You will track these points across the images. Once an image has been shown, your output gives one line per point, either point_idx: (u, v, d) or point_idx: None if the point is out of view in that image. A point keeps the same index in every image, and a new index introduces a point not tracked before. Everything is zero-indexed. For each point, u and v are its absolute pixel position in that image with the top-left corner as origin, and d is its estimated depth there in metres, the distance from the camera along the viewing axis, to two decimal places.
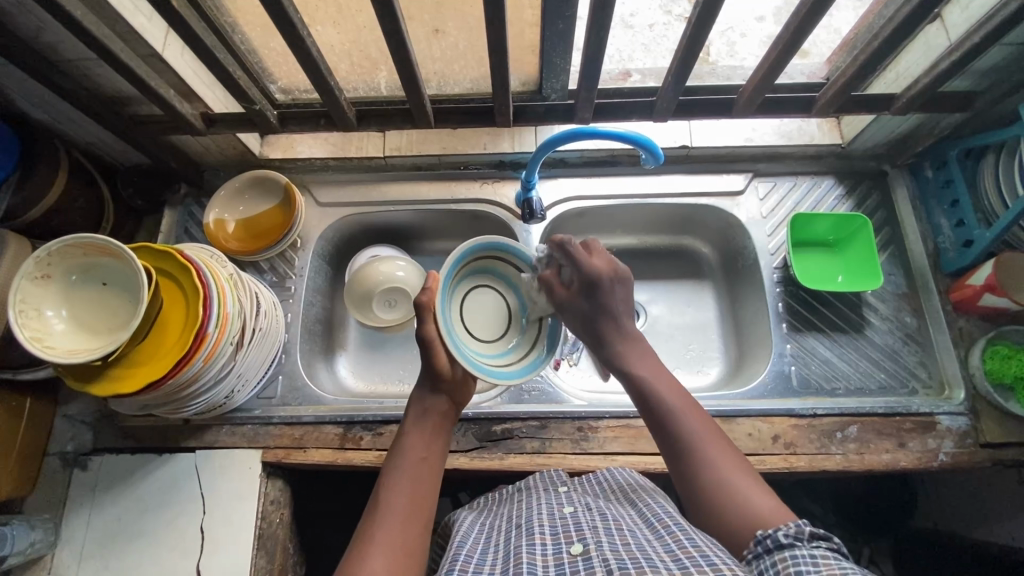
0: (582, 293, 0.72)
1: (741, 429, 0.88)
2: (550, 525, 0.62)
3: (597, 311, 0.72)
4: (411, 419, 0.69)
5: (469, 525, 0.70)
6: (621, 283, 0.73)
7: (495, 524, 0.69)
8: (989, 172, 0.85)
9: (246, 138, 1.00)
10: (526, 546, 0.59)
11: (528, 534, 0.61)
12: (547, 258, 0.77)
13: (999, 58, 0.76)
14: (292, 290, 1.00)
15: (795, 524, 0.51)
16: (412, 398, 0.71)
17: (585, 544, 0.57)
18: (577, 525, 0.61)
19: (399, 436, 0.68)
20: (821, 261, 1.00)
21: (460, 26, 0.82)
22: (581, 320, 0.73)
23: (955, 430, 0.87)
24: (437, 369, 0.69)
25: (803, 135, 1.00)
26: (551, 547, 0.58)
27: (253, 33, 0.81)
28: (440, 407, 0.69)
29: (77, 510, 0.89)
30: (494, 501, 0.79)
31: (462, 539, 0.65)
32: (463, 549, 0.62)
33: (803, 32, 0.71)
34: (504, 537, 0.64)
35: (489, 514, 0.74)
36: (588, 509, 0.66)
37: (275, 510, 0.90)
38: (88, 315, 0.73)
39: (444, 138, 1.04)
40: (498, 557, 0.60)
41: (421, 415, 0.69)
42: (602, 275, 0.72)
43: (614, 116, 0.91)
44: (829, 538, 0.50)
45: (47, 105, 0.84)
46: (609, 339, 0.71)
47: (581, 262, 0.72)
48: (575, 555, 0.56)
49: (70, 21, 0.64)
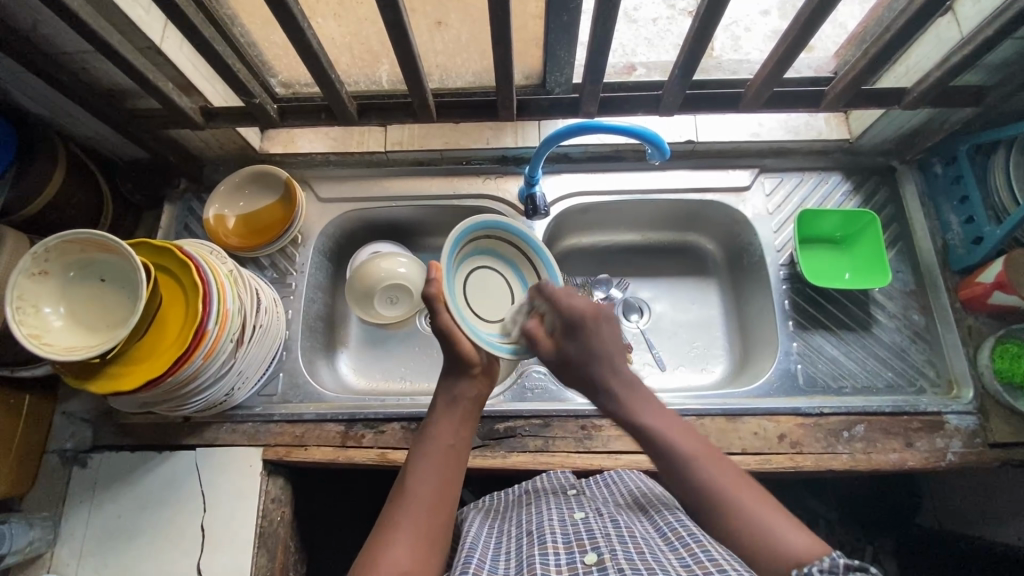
0: (567, 339, 0.71)
1: (746, 428, 0.87)
2: (563, 533, 0.62)
3: (587, 357, 0.71)
4: (440, 405, 0.70)
5: (478, 527, 0.70)
6: (604, 321, 0.72)
7: (505, 529, 0.69)
8: (999, 168, 0.84)
9: (246, 133, 0.99)
10: (540, 555, 0.59)
11: (540, 542, 0.61)
12: (527, 308, 0.76)
13: (1012, 51, 0.75)
14: (292, 286, 0.99)
15: (831, 558, 0.52)
16: (442, 384, 0.72)
17: (599, 553, 0.57)
18: (590, 533, 0.61)
19: (427, 421, 0.70)
20: (828, 258, 0.99)
21: (463, 18, 0.81)
22: (574, 369, 0.71)
23: (963, 429, 0.86)
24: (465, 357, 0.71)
25: (811, 130, 0.99)
26: (565, 558, 0.58)
27: (253, 25, 0.79)
28: (470, 396, 0.71)
29: (77, 508, 0.88)
30: (502, 504, 0.79)
31: (473, 543, 0.65)
32: (475, 554, 0.61)
33: (813, 24, 0.70)
34: (515, 543, 0.64)
35: (497, 517, 0.74)
36: (599, 514, 0.66)
37: (276, 508, 0.89)
38: (85, 311, 0.72)
39: (446, 133, 1.03)
40: (511, 566, 0.59)
41: (451, 403, 0.70)
42: (585, 315, 0.71)
43: (619, 110, 0.89)
44: (866, 568, 0.51)
45: (44, 99, 0.83)
46: (606, 386, 0.70)
47: (562, 304, 0.72)
48: (589, 564, 0.56)
49: (65, 13, 0.63)
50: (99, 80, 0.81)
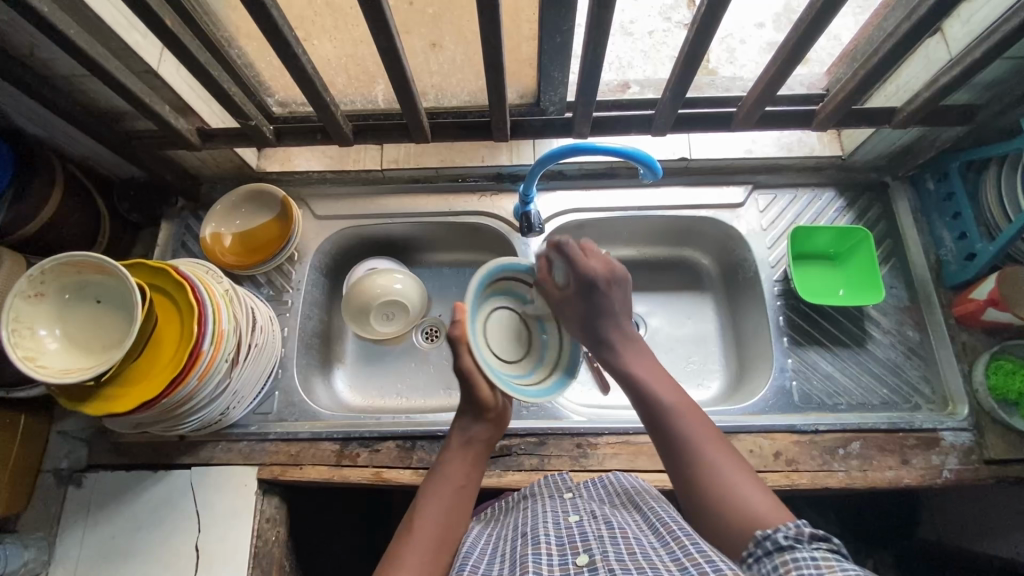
0: (584, 296, 0.74)
1: (742, 446, 0.86)
2: (556, 535, 0.62)
3: (594, 313, 0.74)
4: (455, 444, 0.73)
5: (476, 535, 0.69)
6: (619, 286, 0.76)
7: (502, 534, 0.69)
8: (990, 185, 0.85)
9: (242, 151, 1.00)
10: (532, 555, 0.59)
11: (533, 544, 0.61)
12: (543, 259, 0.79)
13: (1000, 71, 0.76)
14: (288, 303, 1.00)
15: (796, 525, 0.51)
16: (456, 424, 0.75)
17: (591, 554, 0.56)
18: (583, 536, 0.61)
19: (441, 459, 0.72)
20: (822, 273, 0.99)
21: (458, 41, 0.82)
22: (576, 320, 0.75)
23: (958, 446, 0.86)
24: (482, 399, 0.73)
25: (804, 147, 1.00)
26: (557, 558, 0.58)
27: (249, 47, 0.80)
28: (485, 437, 0.74)
29: (71, 529, 0.88)
30: (501, 511, 0.79)
31: (468, 547, 0.65)
32: (470, 560, 0.61)
33: (803, 46, 0.70)
34: (510, 545, 0.63)
35: (496, 524, 0.74)
36: (594, 516, 0.66)
37: (271, 528, 0.89)
38: (81, 333, 0.73)
39: (441, 151, 1.04)
40: (504, 565, 0.59)
41: (465, 443, 0.73)
42: (600, 279, 0.74)
43: (613, 130, 0.90)
44: (830, 539, 0.49)
45: (42, 120, 0.83)
46: (612, 344, 0.73)
47: (579, 263, 0.75)
48: (580, 565, 0.55)
49: (64, 40, 0.63)
50: (97, 102, 0.82)
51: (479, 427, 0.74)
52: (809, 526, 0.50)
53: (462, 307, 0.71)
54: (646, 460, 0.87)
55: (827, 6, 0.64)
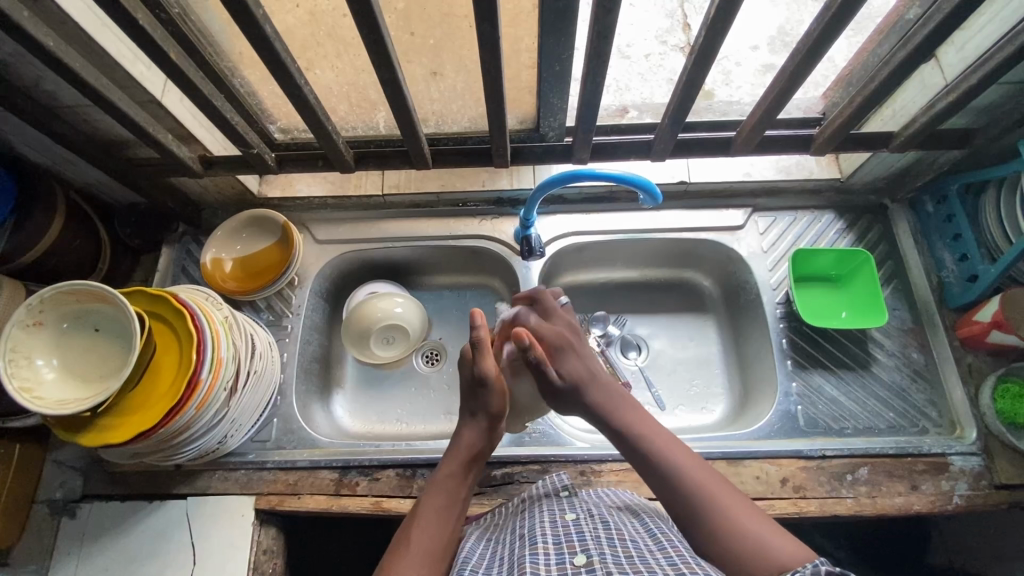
0: (563, 359, 0.75)
1: (748, 472, 0.85)
2: (553, 535, 0.60)
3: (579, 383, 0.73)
4: (454, 451, 0.70)
5: (473, 541, 0.67)
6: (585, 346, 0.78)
7: (499, 537, 0.66)
8: (991, 208, 0.85)
9: (245, 178, 1.00)
10: (529, 556, 0.57)
11: (531, 545, 0.59)
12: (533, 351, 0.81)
13: (997, 96, 0.76)
14: (288, 328, 0.99)
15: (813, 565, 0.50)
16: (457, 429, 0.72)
17: (589, 555, 0.55)
18: (580, 535, 0.59)
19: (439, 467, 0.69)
20: (822, 296, 0.99)
21: (459, 69, 0.83)
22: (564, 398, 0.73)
23: (969, 471, 0.84)
24: (494, 407, 0.72)
25: (802, 170, 1.00)
26: (555, 557, 0.56)
27: (253, 77, 0.81)
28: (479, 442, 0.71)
29: (63, 561, 0.86)
30: (498, 515, 0.76)
31: (466, 556, 0.62)
32: (468, 564, 0.60)
33: (799, 76, 0.71)
34: (507, 548, 0.62)
35: (492, 528, 0.71)
36: (590, 515, 0.64)
37: (268, 560, 0.87)
38: (78, 363, 0.72)
39: (443, 176, 1.05)
40: (502, 570, 0.58)
41: (462, 448, 0.70)
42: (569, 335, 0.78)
43: (612, 155, 0.91)
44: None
45: (46, 149, 0.84)
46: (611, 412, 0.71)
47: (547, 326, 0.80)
48: (578, 565, 0.54)
49: (72, 75, 0.64)
50: (102, 132, 0.83)
51: (474, 431, 0.71)
52: (826, 565, 0.50)
53: (480, 313, 0.72)
54: (651, 488, 0.86)
55: (822, 36, 0.65)
